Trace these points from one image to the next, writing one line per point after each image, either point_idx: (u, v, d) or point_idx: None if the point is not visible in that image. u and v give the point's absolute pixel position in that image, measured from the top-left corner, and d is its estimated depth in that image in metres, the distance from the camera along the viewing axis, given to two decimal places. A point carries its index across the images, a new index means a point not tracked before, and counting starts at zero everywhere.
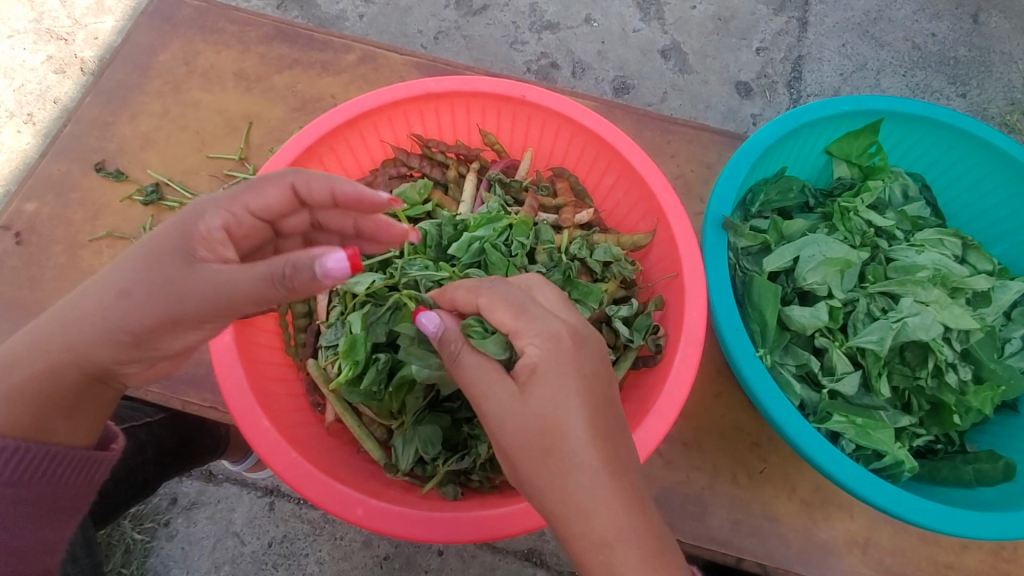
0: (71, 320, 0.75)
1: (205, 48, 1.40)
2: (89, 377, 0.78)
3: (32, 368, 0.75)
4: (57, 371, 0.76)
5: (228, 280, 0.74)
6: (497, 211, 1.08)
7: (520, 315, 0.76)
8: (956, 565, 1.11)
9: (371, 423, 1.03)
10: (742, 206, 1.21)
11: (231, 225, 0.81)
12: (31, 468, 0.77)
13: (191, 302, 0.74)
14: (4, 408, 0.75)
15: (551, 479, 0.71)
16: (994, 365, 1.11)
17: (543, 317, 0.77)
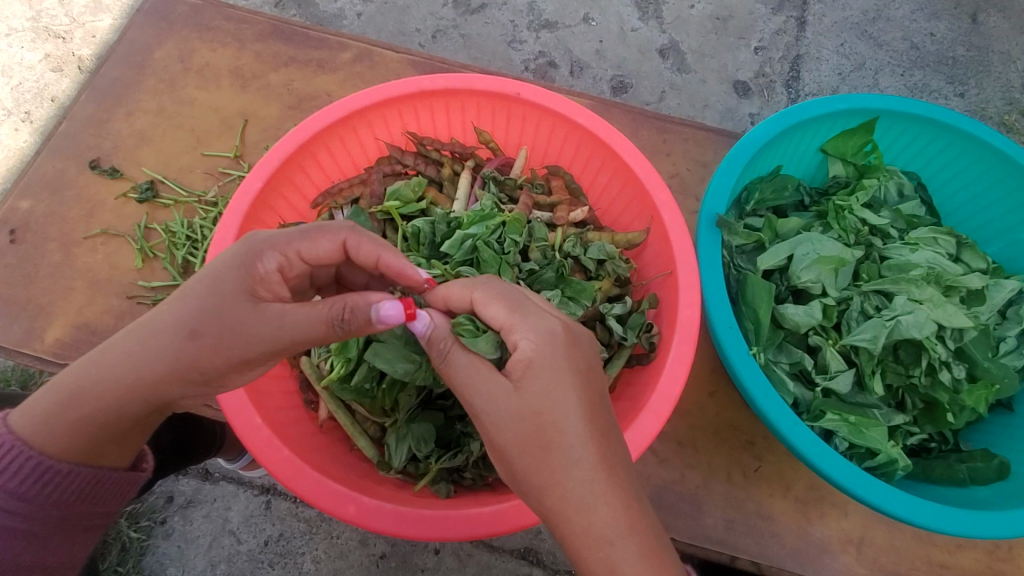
0: (139, 356, 0.77)
1: (201, 45, 1.40)
2: (151, 409, 0.81)
3: (102, 405, 0.79)
4: (124, 405, 0.79)
5: (291, 325, 0.77)
6: (491, 208, 1.08)
7: (515, 311, 0.77)
8: (951, 565, 1.11)
9: (364, 421, 1.03)
10: (737, 205, 1.21)
11: (284, 267, 0.83)
12: (79, 490, 0.84)
13: (260, 344, 0.77)
14: (70, 435, 0.80)
15: (545, 475, 0.71)
16: (988, 364, 1.10)
17: (537, 314, 0.77)
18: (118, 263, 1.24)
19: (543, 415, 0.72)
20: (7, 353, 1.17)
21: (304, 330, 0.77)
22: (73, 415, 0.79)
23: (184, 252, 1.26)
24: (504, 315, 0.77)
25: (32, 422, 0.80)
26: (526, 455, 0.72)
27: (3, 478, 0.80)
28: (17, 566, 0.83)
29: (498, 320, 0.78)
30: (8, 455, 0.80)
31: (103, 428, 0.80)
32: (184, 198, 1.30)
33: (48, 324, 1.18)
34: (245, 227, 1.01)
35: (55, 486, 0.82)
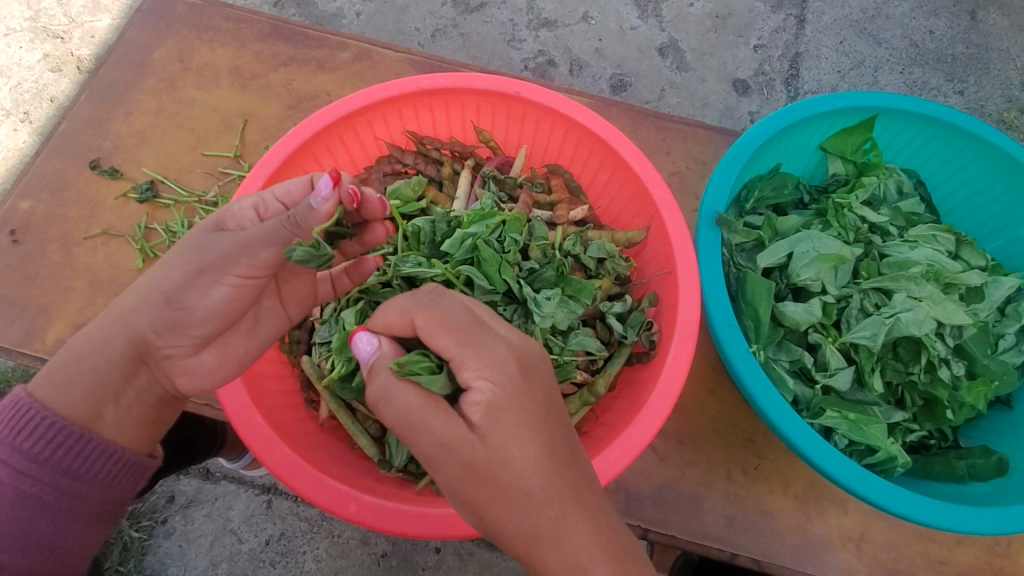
0: (127, 297, 0.86)
1: (200, 45, 1.40)
2: (137, 352, 0.86)
3: (94, 346, 0.85)
4: (113, 345, 0.85)
5: (247, 240, 0.83)
6: (491, 208, 1.08)
7: (466, 345, 0.75)
8: (951, 561, 1.12)
9: (365, 420, 1.03)
10: (737, 202, 1.21)
11: (259, 208, 0.89)
12: (91, 461, 0.84)
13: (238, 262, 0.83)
14: (64, 384, 0.84)
15: (510, 513, 0.70)
16: (986, 361, 1.11)
17: (490, 344, 0.75)
18: (118, 263, 1.24)
19: (501, 463, 0.70)
20: (8, 353, 1.17)
21: (262, 249, 0.83)
22: (73, 367, 0.84)
23: None
24: (452, 349, 0.75)
25: (41, 378, 0.85)
26: (487, 492, 0.71)
27: (20, 439, 0.82)
28: (25, 541, 0.82)
29: (445, 352, 0.76)
30: (27, 416, 0.82)
31: (96, 372, 0.84)
32: (184, 198, 1.30)
33: (50, 324, 1.19)
34: None
35: (68, 454, 0.83)
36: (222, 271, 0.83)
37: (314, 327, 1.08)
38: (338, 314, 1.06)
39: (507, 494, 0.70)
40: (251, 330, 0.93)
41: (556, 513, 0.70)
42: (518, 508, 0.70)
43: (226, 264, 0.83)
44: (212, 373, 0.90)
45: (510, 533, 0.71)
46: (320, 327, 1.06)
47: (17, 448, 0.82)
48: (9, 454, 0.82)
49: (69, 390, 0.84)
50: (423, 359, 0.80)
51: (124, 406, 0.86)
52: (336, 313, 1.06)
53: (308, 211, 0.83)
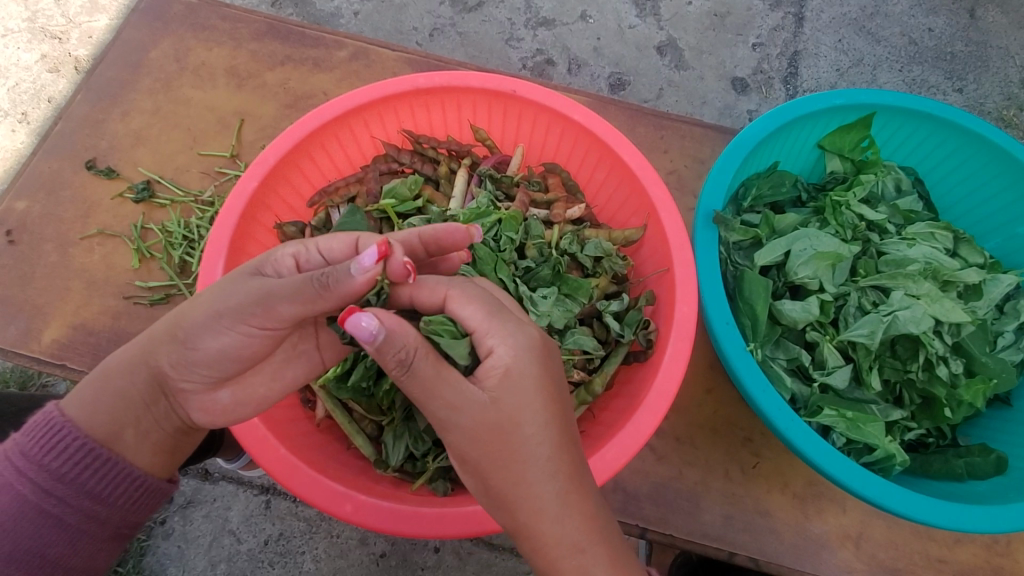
0: (159, 325, 0.84)
1: (196, 45, 1.40)
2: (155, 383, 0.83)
3: (122, 371, 0.83)
4: (137, 373, 0.83)
5: (270, 291, 0.75)
6: (487, 207, 1.07)
7: (492, 317, 0.75)
8: (949, 559, 1.12)
9: (362, 420, 1.03)
10: (734, 201, 1.21)
11: (300, 257, 0.84)
12: (114, 485, 0.83)
13: (257, 313, 0.76)
14: (91, 402, 0.83)
15: (517, 489, 0.71)
16: (985, 358, 1.11)
17: (515, 322, 0.76)
18: (116, 263, 1.24)
19: (515, 428, 0.71)
20: (4, 353, 1.17)
21: (283, 302, 0.74)
22: (104, 384, 0.84)
23: (181, 252, 1.25)
24: (478, 319, 0.75)
25: (74, 393, 0.85)
26: (496, 466, 0.71)
27: (48, 457, 0.81)
28: (42, 560, 0.81)
29: (471, 323, 0.76)
30: (58, 435, 0.82)
31: (120, 395, 0.83)
32: (182, 197, 1.30)
33: (46, 324, 1.18)
34: (243, 226, 1.02)
35: (91, 476, 0.82)
36: (241, 319, 0.77)
37: None
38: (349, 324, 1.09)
39: (517, 468, 0.71)
40: (279, 370, 0.87)
41: (545, 510, 0.70)
42: (518, 493, 0.71)
43: (240, 314, 0.77)
44: (227, 413, 0.85)
45: (519, 517, 0.71)
46: None
47: (44, 465, 0.81)
48: (36, 471, 0.81)
49: (96, 410, 0.83)
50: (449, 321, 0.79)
51: (142, 432, 0.84)
52: None
53: (346, 277, 0.71)
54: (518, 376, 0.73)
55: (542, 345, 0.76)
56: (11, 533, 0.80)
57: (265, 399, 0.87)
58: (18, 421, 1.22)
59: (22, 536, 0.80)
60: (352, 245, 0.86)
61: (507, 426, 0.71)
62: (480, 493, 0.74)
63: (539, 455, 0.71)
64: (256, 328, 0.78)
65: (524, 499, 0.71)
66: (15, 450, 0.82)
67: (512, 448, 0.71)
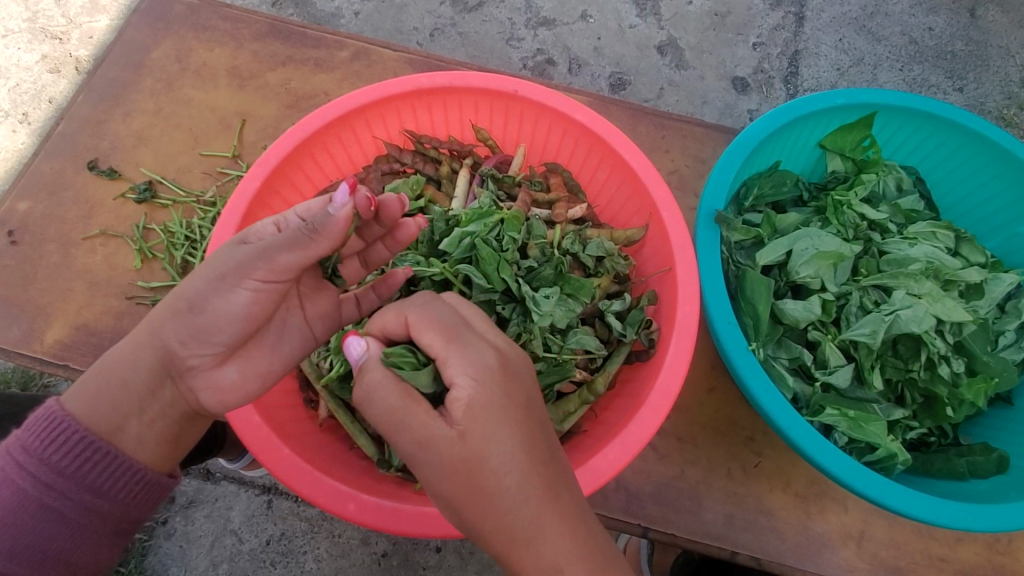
0: (157, 315, 0.84)
1: (197, 45, 1.40)
2: (162, 368, 0.83)
3: (123, 364, 0.84)
4: (140, 362, 0.83)
5: (266, 245, 0.78)
6: (489, 207, 1.07)
7: (452, 343, 0.75)
8: (951, 558, 1.12)
9: (365, 419, 1.03)
10: (735, 200, 1.21)
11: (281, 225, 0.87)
12: (114, 479, 0.83)
13: (261, 266, 0.78)
14: (94, 395, 0.83)
15: (486, 521, 0.70)
16: (986, 357, 1.11)
17: (475, 345, 0.75)
18: (117, 263, 1.24)
19: (478, 462, 0.70)
20: (7, 354, 1.17)
21: (281, 252, 0.78)
22: (106, 378, 0.84)
23: (183, 252, 1.26)
24: (440, 348, 0.75)
25: (74, 387, 0.85)
26: (465, 495, 0.71)
27: (48, 452, 0.81)
28: (43, 555, 0.81)
29: (432, 350, 0.76)
30: (58, 429, 0.82)
31: (123, 386, 0.83)
32: (183, 198, 1.30)
33: (48, 325, 1.19)
34: (245, 225, 1.02)
35: (92, 470, 0.82)
36: (244, 275, 0.79)
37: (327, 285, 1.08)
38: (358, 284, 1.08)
39: (484, 499, 0.70)
40: (284, 370, 0.90)
41: (522, 532, 0.69)
42: (489, 521, 0.70)
43: (243, 270, 0.79)
44: (235, 389, 0.85)
45: (496, 543, 0.71)
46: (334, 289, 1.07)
47: (45, 460, 0.81)
48: (37, 465, 0.81)
49: (98, 402, 0.83)
50: (410, 352, 0.79)
51: (147, 421, 0.84)
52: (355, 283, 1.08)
53: (329, 218, 0.77)
54: (479, 405, 0.71)
55: (502, 371, 0.74)
56: (12, 529, 0.80)
57: (269, 371, 0.88)
58: (19, 421, 1.22)
59: (23, 530, 0.80)
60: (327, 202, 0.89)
61: (470, 458, 0.70)
62: (456, 520, 0.74)
63: (506, 486, 0.70)
64: (262, 282, 0.80)
65: (499, 526, 0.70)
66: (16, 445, 0.82)
67: (477, 481, 0.70)
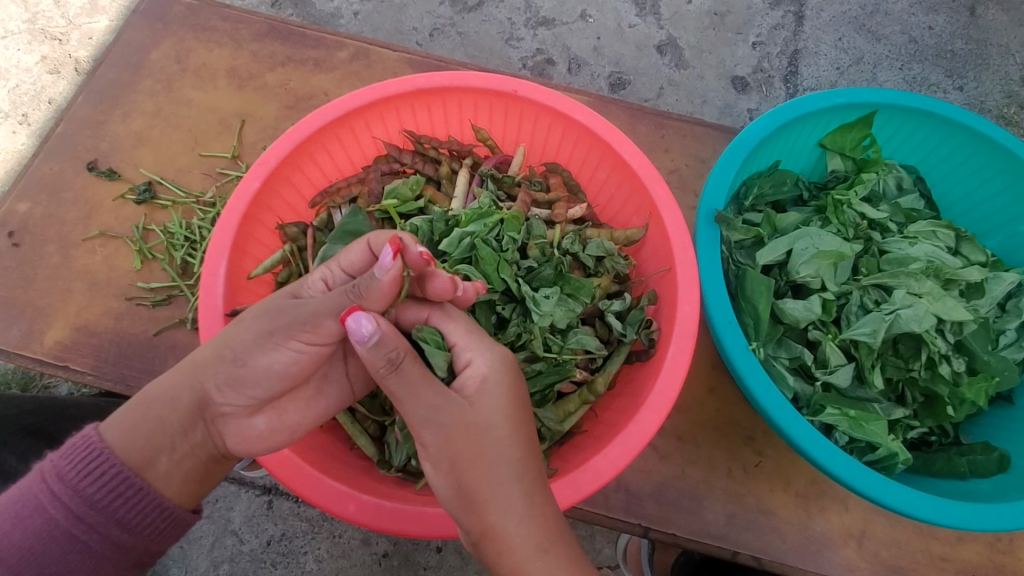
0: (201, 356, 0.84)
1: (197, 46, 1.40)
2: (197, 409, 0.84)
3: (161, 399, 0.84)
4: (178, 400, 0.83)
5: (315, 309, 0.81)
6: (489, 207, 1.07)
7: (472, 335, 0.84)
8: (952, 557, 1.12)
9: (365, 420, 1.03)
10: (736, 200, 1.21)
11: (328, 280, 0.89)
12: (145, 514, 0.82)
13: (307, 328, 0.82)
14: (131, 426, 0.82)
15: (482, 489, 0.72)
16: (987, 356, 1.11)
17: (492, 342, 0.83)
18: (118, 265, 1.24)
19: (485, 432, 0.74)
20: (7, 356, 1.17)
21: (329, 318, 0.81)
22: (142, 410, 0.83)
23: (183, 253, 1.25)
24: (460, 333, 0.84)
25: (114, 416, 0.84)
26: (463, 467, 0.73)
27: (84, 482, 0.80)
28: None
29: (454, 338, 0.85)
30: (96, 460, 0.80)
31: (159, 421, 0.83)
32: (183, 198, 1.30)
33: (49, 326, 1.18)
34: (244, 226, 1.02)
35: (124, 504, 0.81)
36: (291, 334, 0.82)
37: None
38: None
39: (484, 465, 0.73)
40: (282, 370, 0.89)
41: None
42: (484, 491, 0.72)
43: (290, 330, 0.82)
44: (262, 441, 0.86)
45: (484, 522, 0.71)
46: None
47: (78, 490, 0.80)
48: (70, 496, 0.79)
49: (133, 434, 0.82)
50: (437, 335, 0.85)
51: (176, 459, 0.83)
52: None
53: (372, 281, 0.78)
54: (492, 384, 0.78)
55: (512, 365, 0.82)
56: (38, 558, 0.78)
57: (298, 426, 0.89)
58: (20, 421, 1.22)
59: (48, 561, 0.78)
60: (368, 252, 0.89)
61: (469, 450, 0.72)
62: (449, 496, 0.74)
63: (506, 459, 0.73)
64: (305, 343, 0.83)
65: (494, 496, 0.72)
66: (51, 472, 0.80)
67: (480, 446, 0.74)
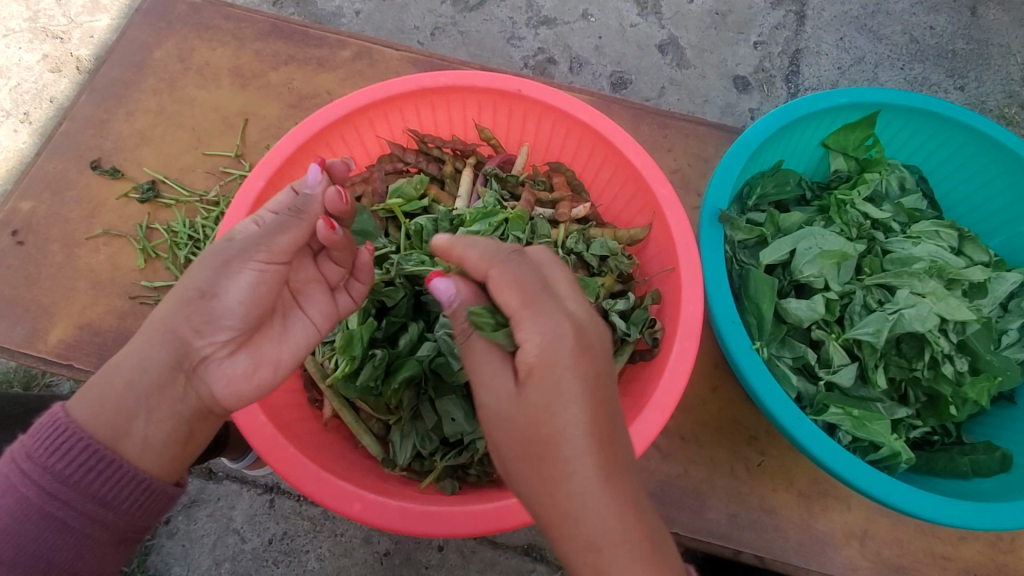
0: (166, 309, 0.83)
1: (200, 45, 1.40)
2: (174, 361, 0.82)
3: (131, 362, 0.81)
4: (149, 358, 0.81)
5: (261, 232, 0.85)
6: (493, 207, 1.07)
7: (528, 305, 0.70)
8: (954, 557, 1.12)
9: (369, 419, 1.02)
10: (739, 199, 1.21)
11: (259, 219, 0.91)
12: (120, 488, 0.79)
13: (262, 246, 0.84)
14: (100, 396, 0.79)
15: None
16: (989, 356, 1.11)
17: (552, 312, 0.69)
18: (121, 263, 1.24)
19: (547, 421, 0.66)
20: (10, 354, 1.17)
21: (278, 235, 0.85)
22: (110, 379, 0.80)
23: (186, 252, 1.26)
24: (516, 305, 0.70)
25: (78, 392, 0.80)
26: None
27: (52, 459, 0.78)
28: (47, 564, 0.78)
29: (508, 309, 0.71)
30: (62, 436, 0.78)
31: (131, 382, 0.80)
32: (186, 197, 1.30)
33: (52, 325, 1.19)
34: None
35: (98, 479, 0.78)
36: (248, 256, 0.83)
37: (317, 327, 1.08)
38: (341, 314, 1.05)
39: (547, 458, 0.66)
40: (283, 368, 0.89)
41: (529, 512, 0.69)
42: None
43: (245, 253, 0.83)
44: (248, 378, 0.86)
45: None
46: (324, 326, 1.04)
47: (48, 468, 0.78)
48: (41, 473, 0.78)
49: (102, 406, 0.79)
50: (487, 311, 0.72)
51: (158, 420, 0.81)
52: None
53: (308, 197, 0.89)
54: (546, 374, 0.67)
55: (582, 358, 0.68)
56: (15, 537, 0.77)
57: (281, 362, 0.90)
58: (25, 420, 1.23)
59: (27, 540, 0.77)
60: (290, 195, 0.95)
61: None
62: None
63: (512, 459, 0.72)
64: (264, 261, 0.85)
65: None
66: (21, 451, 0.79)
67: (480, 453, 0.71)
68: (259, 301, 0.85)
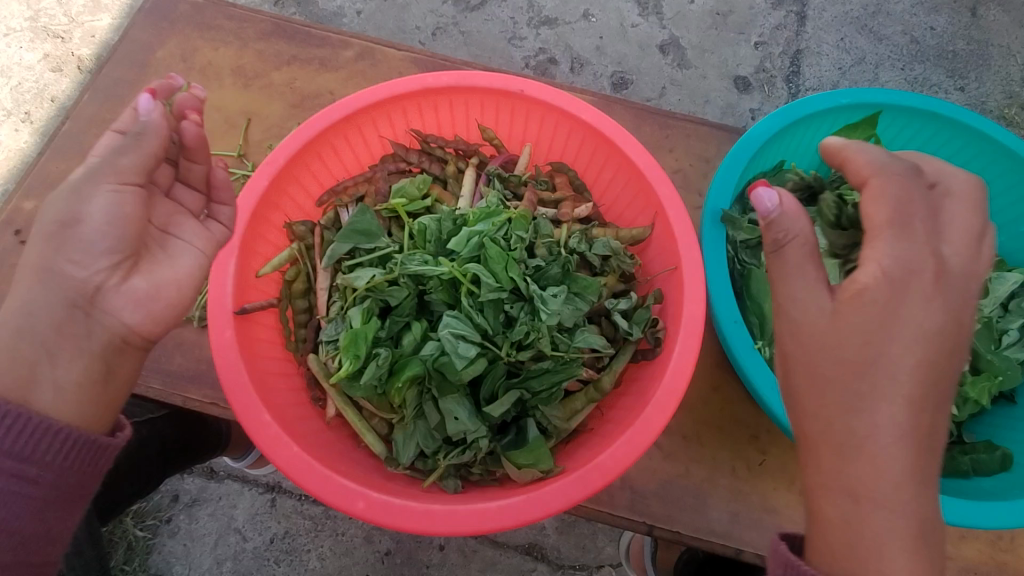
0: (47, 254, 0.84)
1: (203, 44, 1.40)
2: (72, 300, 0.83)
3: (21, 310, 0.82)
4: (37, 302, 0.82)
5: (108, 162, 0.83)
6: (497, 206, 1.08)
7: (888, 226, 0.83)
8: (954, 556, 1.12)
9: (372, 417, 1.03)
10: (741, 199, 1.22)
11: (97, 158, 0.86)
12: (38, 443, 0.80)
13: (110, 169, 0.83)
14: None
15: None
16: (991, 356, 1.12)
17: (907, 240, 0.83)
18: None
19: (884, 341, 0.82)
20: None
21: (122, 156, 0.83)
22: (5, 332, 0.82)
23: None
24: (879, 221, 0.84)
25: None
26: None
27: None
28: None
29: (871, 221, 0.85)
30: None
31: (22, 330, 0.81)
32: None
33: None
34: (253, 225, 1.02)
35: (13, 439, 0.78)
36: (101, 179, 0.83)
37: (319, 326, 1.07)
38: (344, 313, 1.05)
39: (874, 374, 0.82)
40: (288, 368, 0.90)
41: None
42: None
43: (98, 175, 0.83)
44: (151, 298, 0.88)
45: None
46: (326, 326, 1.04)
47: None
48: None
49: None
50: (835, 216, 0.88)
51: (63, 363, 0.82)
52: (342, 312, 1.05)
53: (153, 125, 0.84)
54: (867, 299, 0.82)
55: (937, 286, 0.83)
56: None
57: (182, 280, 0.91)
58: None
59: None
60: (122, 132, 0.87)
61: None
62: None
63: None
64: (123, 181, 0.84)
65: None
66: None
67: None
68: (130, 221, 0.84)
